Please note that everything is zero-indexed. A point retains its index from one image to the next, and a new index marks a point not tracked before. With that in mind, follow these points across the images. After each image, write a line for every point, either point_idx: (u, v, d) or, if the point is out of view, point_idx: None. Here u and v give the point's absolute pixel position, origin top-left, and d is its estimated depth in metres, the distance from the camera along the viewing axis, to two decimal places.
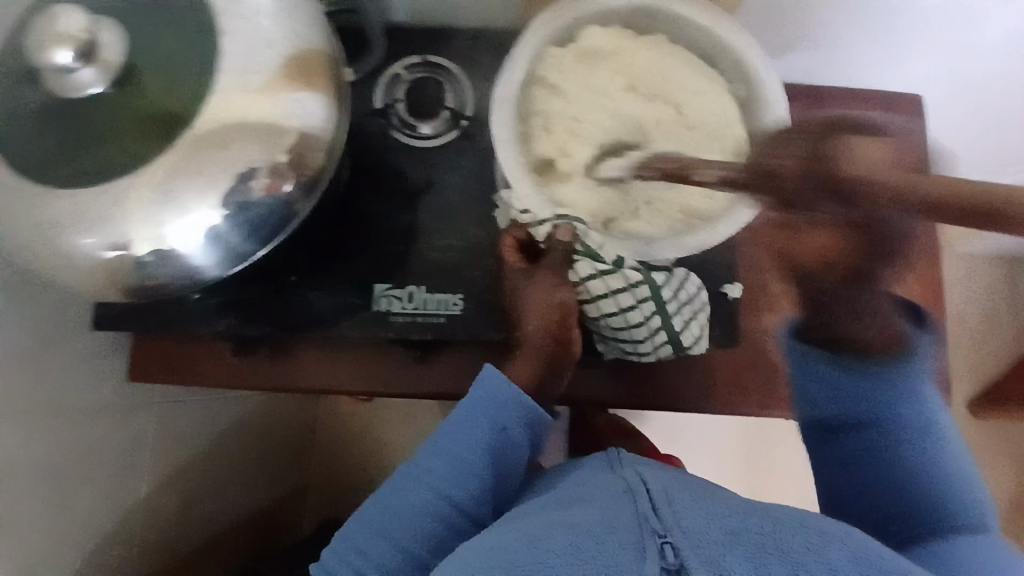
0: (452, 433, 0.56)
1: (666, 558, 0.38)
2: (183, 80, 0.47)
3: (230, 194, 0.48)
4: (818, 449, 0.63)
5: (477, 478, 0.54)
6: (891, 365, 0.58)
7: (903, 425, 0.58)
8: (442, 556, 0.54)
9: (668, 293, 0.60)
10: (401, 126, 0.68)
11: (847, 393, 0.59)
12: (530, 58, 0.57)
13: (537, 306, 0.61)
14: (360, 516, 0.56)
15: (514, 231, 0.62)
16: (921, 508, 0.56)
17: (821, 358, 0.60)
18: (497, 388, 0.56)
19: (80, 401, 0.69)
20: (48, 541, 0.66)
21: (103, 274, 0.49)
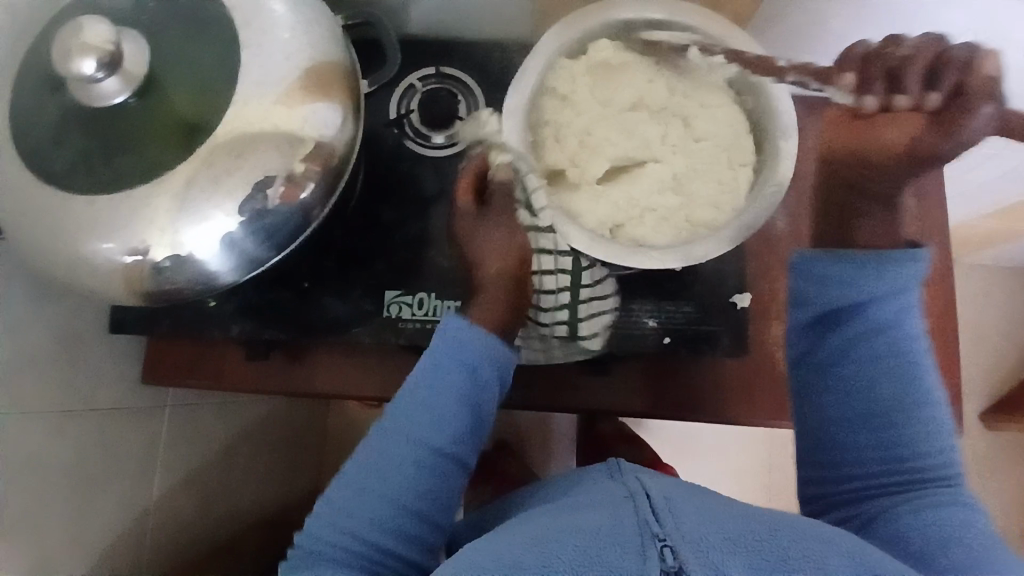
0: (423, 382, 0.57)
1: (666, 561, 0.39)
2: (203, 90, 0.49)
3: (247, 201, 0.49)
4: (806, 379, 0.61)
5: (455, 420, 0.57)
6: (886, 292, 0.57)
7: (896, 363, 0.58)
8: (438, 505, 0.57)
9: (585, 292, 0.64)
10: (414, 135, 0.69)
11: (830, 305, 0.59)
12: (540, 71, 0.58)
13: (493, 249, 0.63)
14: (339, 483, 0.56)
15: (471, 163, 0.62)
16: (897, 452, 0.56)
17: (837, 274, 0.57)
18: (464, 336, 0.58)
19: (97, 403, 0.70)
20: (65, 541, 0.66)
21: (123, 279, 0.50)
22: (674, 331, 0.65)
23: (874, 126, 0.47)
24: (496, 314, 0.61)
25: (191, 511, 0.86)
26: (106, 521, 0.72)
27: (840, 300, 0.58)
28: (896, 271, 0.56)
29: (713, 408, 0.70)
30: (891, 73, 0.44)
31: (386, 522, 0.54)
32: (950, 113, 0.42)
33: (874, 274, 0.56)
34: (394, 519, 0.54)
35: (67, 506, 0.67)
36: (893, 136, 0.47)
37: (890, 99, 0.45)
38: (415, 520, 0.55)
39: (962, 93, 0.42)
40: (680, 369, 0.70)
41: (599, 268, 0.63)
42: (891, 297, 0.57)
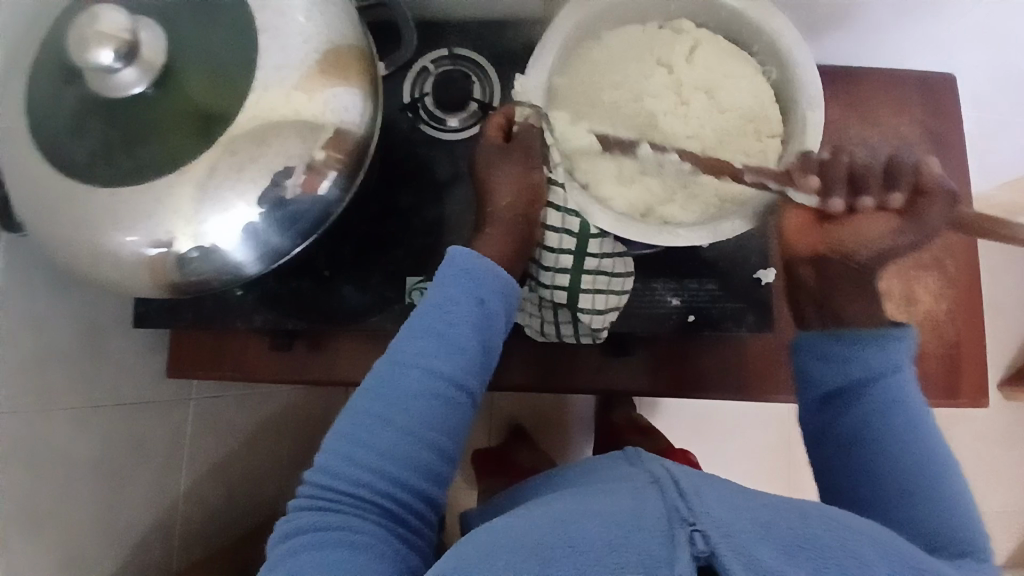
0: (431, 312, 0.51)
1: (696, 546, 0.39)
2: (222, 76, 0.48)
3: (267, 191, 0.49)
4: (822, 460, 0.55)
5: (465, 351, 0.50)
6: (890, 361, 0.53)
7: (907, 432, 0.51)
8: (447, 434, 0.49)
9: (592, 262, 0.59)
10: (429, 120, 0.68)
11: (842, 384, 0.53)
12: (560, 47, 0.57)
13: (507, 185, 0.57)
14: (348, 412, 0.49)
15: (501, 111, 0.57)
16: (927, 527, 0.47)
17: (840, 353, 0.54)
18: (472, 262, 0.52)
19: (122, 397, 0.71)
20: (95, 532, 0.67)
21: (146, 271, 0.50)
22: (697, 310, 0.65)
23: (849, 227, 0.51)
24: (506, 249, 0.56)
25: (216, 504, 0.86)
26: (134, 516, 0.72)
27: (842, 376, 0.53)
28: (889, 352, 0.53)
29: (738, 386, 0.70)
30: (851, 176, 0.49)
31: (400, 465, 0.48)
32: (917, 207, 0.48)
33: (872, 351, 0.53)
34: (408, 462, 0.48)
35: (95, 501, 0.67)
36: (872, 234, 0.50)
37: (856, 200, 0.49)
38: (430, 462, 0.49)
39: (921, 192, 0.48)
40: (704, 347, 0.70)
41: (609, 240, 0.59)
42: (893, 375, 0.52)
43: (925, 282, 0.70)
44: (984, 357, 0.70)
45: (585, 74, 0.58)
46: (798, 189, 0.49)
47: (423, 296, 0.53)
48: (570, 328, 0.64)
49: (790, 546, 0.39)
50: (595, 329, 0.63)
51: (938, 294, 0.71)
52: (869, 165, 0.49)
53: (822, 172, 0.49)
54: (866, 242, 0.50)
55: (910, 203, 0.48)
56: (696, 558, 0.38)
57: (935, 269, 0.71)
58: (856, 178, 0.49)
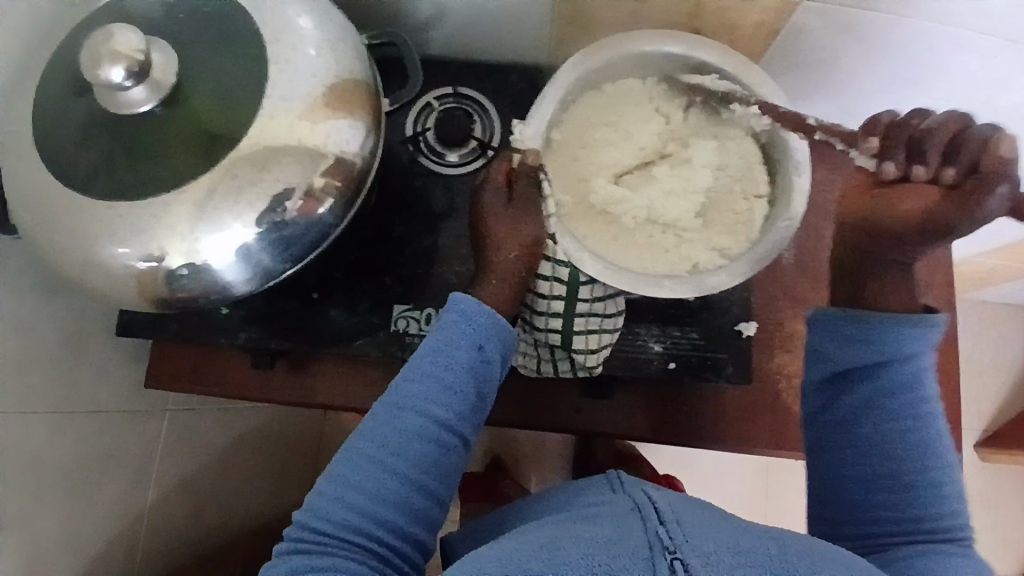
0: (431, 353, 0.51)
1: (675, 573, 0.39)
2: (228, 100, 0.49)
3: (266, 212, 0.49)
4: (813, 441, 0.56)
5: (461, 394, 0.51)
6: (916, 351, 0.52)
7: (893, 419, 0.52)
8: (439, 475, 0.50)
9: (583, 307, 0.60)
10: (428, 153, 0.70)
11: (848, 367, 0.54)
12: (560, 96, 0.58)
13: (505, 235, 0.56)
14: (343, 452, 0.50)
15: (504, 157, 0.57)
16: (912, 508, 0.50)
17: (854, 334, 0.52)
18: (472, 308, 0.52)
19: (98, 404, 0.71)
20: (60, 543, 0.66)
21: (135, 283, 0.51)
22: (678, 358, 0.66)
23: (890, 197, 0.47)
24: (507, 299, 0.56)
25: (183, 519, 0.85)
26: (99, 529, 0.71)
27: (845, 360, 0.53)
28: (914, 343, 0.51)
29: (714, 434, 0.70)
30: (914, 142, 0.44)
31: (389, 507, 0.47)
32: (965, 188, 0.42)
33: (897, 335, 0.51)
34: (399, 503, 0.48)
35: (62, 510, 0.66)
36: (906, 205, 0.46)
37: (909, 167, 0.45)
38: (420, 504, 0.49)
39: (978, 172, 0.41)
40: (683, 394, 0.71)
41: (600, 285, 0.60)
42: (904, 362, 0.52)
43: None
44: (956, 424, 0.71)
45: (581, 122, 0.60)
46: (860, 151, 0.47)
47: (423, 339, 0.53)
48: (566, 365, 0.65)
49: (766, 573, 0.39)
50: (590, 366, 0.64)
51: None
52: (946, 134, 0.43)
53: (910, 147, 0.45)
54: (906, 213, 0.46)
55: (966, 180, 0.42)
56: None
57: None
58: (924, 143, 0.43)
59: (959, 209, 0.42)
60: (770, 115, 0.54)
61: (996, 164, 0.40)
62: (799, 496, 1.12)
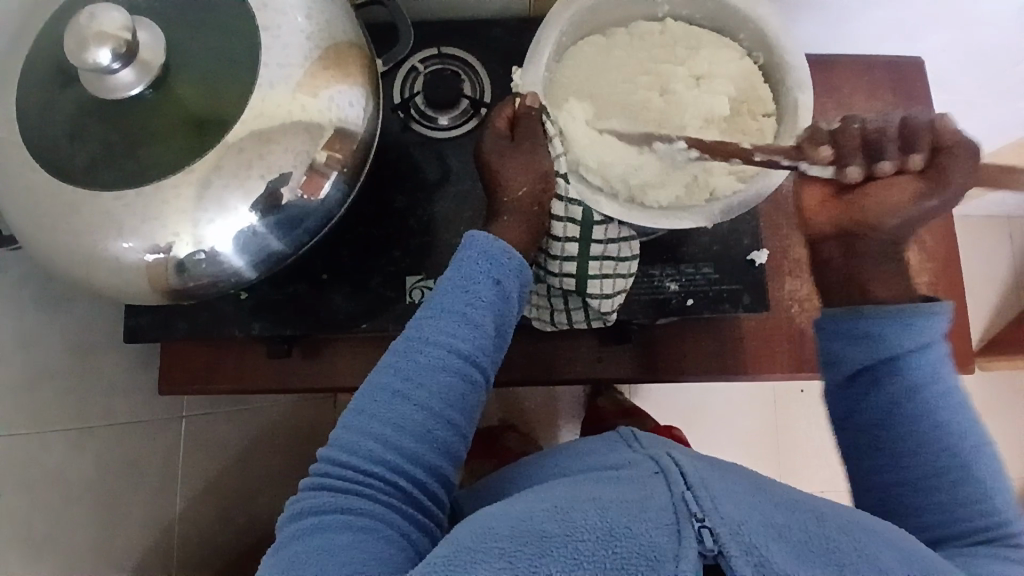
0: (450, 289, 0.51)
1: (704, 543, 0.39)
2: (221, 75, 0.47)
3: (263, 195, 0.48)
4: (846, 448, 0.51)
5: (483, 329, 0.50)
6: (931, 337, 0.48)
7: (925, 416, 0.47)
8: (462, 411, 0.49)
9: (597, 249, 0.59)
10: (420, 118, 0.68)
11: (866, 365, 0.49)
12: (556, 39, 0.57)
13: (514, 173, 0.54)
14: (366, 387, 0.49)
15: (504, 104, 0.56)
16: (968, 508, 0.46)
17: (866, 332, 0.49)
18: (488, 242, 0.52)
19: (115, 415, 0.69)
20: (95, 561, 0.65)
21: (145, 276, 0.49)
22: (695, 294, 0.66)
23: (870, 195, 0.48)
24: (522, 239, 0.54)
25: (211, 524, 0.84)
26: (132, 542, 0.70)
27: (863, 357, 0.49)
28: (923, 331, 0.48)
29: (735, 366, 0.72)
30: (867, 142, 0.47)
31: (416, 441, 0.47)
32: (939, 164, 0.46)
33: (907, 328, 0.48)
34: (425, 437, 0.47)
35: (92, 526, 0.65)
36: (896, 197, 0.47)
37: (873, 165, 0.47)
38: (447, 440, 0.48)
39: (941, 150, 0.46)
40: (699, 331, 0.72)
41: (613, 225, 0.59)
42: (923, 351, 0.48)
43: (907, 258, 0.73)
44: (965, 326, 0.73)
45: (578, 65, 0.59)
46: (810, 161, 0.48)
47: (442, 275, 0.52)
48: (580, 313, 0.64)
49: (799, 545, 0.40)
50: (605, 312, 0.63)
51: (919, 269, 0.74)
52: (885, 129, 0.47)
53: (866, 145, 0.47)
54: (892, 209, 0.47)
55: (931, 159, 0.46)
56: (703, 556, 0.39)
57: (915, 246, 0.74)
58: (878, 140, 0.47)
59: (938, 184, 0.46)
60: (697, 148, 0.54)
61: (952, 138, 0.46)
62: (812, 427, 1.15)
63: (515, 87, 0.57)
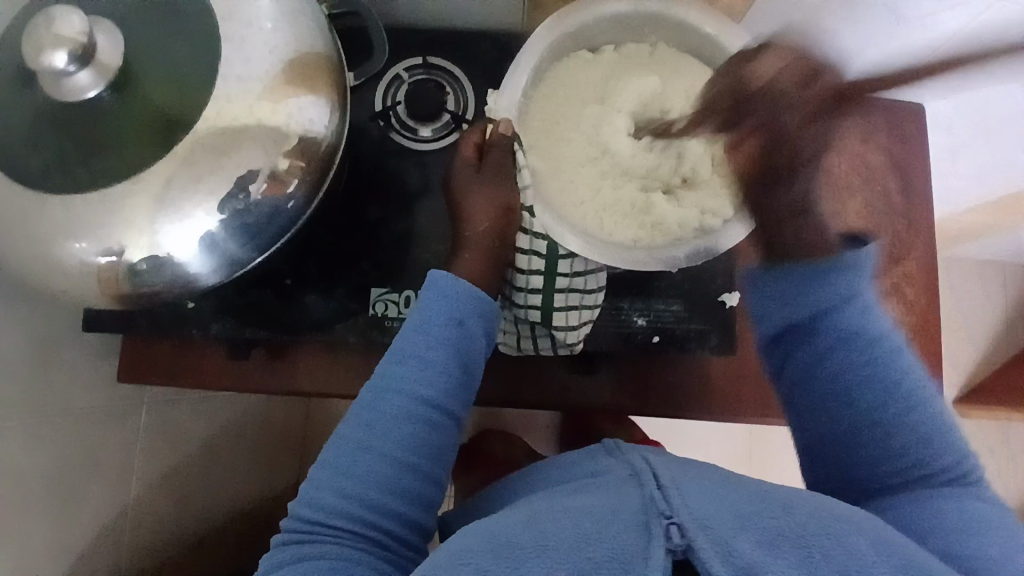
0: (412, 335, 0.52)
1: (672, 539, 0.37)
2: (182, 82, 0.46)
3: (227, 198, 0.47)
4: (787, 401, 0.57)
5: (444, 373, 0.52)
6: (849, 286, 0.55)
7: (865, 363, 0.53)
8: (426, 455, 0.50)
9: (563, 281, 0.60)
10: (400, 128, 0.67)
11: (801, 320, 0.56)
12: (533, 65, 0.55)
13: (475, 207, 0.56)
14: (332, 441, 0.50)
15: (472, 132, 0.57)
16: (901, 453, 0.51)
17: (799, 285, 0.56)
18: (449, 284, 0.53)
19: (74, 404, 0.68)
20: (45, 547, 0.64)
21: (96, 279, 0.48)
22: (663, 330, 0.65)
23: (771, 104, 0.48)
24: (484, 271, 0.56)
25: (169, 511, 0.83)
26: (85, 526, 0.70)
27: (797, 313, 0.56)
28: (845, 280, 0.55)
29: (701, 405, 0.71)
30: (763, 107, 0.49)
31: (381, 490, 0.48)
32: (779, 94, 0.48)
33: (822, 283, 0.55)
34: (391, 487, 0.48)
35: (45, 513, 0.64)
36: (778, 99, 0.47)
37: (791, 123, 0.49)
38: (415, 486, 0.49)
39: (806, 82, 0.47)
40: (666, 366, 0.71)
41: (580, 259, 0.60)
42: (847, 303, 0.55)
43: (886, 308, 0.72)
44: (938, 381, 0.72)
45: (556, 91, 0.58)
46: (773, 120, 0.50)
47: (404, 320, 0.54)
48: (547, 342, 0.63)
49: (769, 537, 0.38)
50: (572, 343, 0.62)
51: (897, 319, 0.72)
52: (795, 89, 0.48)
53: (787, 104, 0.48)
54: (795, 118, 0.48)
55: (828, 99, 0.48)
56: (672, 551, 0.37)
57: (895, 295, 0.72)
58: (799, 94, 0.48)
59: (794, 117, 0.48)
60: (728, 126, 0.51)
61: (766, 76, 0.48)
62: (784, 457, 1.15)
63: (490, 110, 0.57)
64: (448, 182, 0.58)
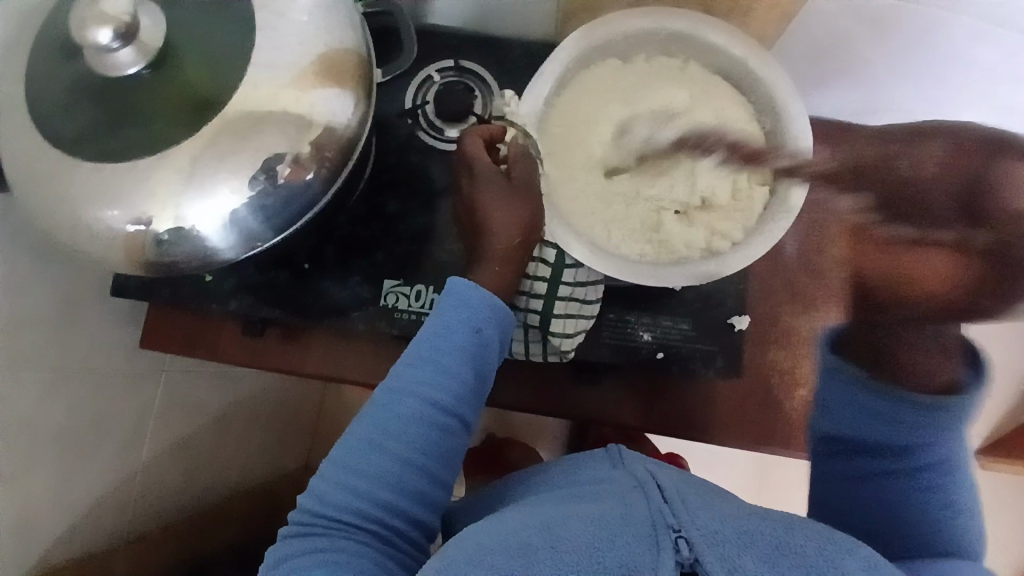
0: (430, 339, 0.52)
1: (680, 553, 0.37)
2: (216, 66, 0.49)
3: (251, 183, 0.49)
4: (821, 480, 0.59)
5: (457, 378, 0.52)
6: (949, 415, 0.56)
7: (925, 471, 0.54)
8: (435, 458, 0.51)
9: (565, 290, 0.61)
10: (427, 128, 0.69)
11: (870, 437, 0.57)
12: (555, 75, 0.56)
13: (495, 213, 0.55)
14: (345, 437, 0.51)
15: (483, 128, 0.56)
16: (936, 546, 0.51)
17: (882, 410, 0.57)
18: (469, 292, 0.53)
19: (96, 364, 0.72)
20: (52, 495, 0.68)
21: (123, 246, 0.51)
22: (667, 347, 0.65)
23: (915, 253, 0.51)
24: (501, 283, 0.56)
25: (177, 478, 0.86)
26: (91, 481, 0.72)
27: (873, 432, 0.56)
28: (959, 407, 0.56)
29: (703, 426, 0.70)
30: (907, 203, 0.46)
31: (390, 489, 0.49)
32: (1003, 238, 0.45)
33: (932, 417, 0.55)
34: (399, 486, 0.49)
35: (55, 465, 0.67)
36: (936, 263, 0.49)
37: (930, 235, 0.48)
38: (423, 486, 0.50)
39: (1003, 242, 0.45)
40: (670, 385, 0.70)
41: (584, 270, 0.61)
42: (944, 429, 0.55)
43: None
44: None
45: (578, 101, 0.59)
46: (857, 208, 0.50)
47: (424, 324, 0.54)
48: (539, 347, 0.64)
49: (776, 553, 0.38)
50: (563, 350, 0.63)
51: None
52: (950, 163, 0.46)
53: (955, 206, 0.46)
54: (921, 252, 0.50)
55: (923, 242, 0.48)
56: (679, 565, 0.37)
57: None
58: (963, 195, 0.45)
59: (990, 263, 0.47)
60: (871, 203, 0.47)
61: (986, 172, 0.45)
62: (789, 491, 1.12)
63: (510, 112, 0.58)
64: (464, 182, 0.56)
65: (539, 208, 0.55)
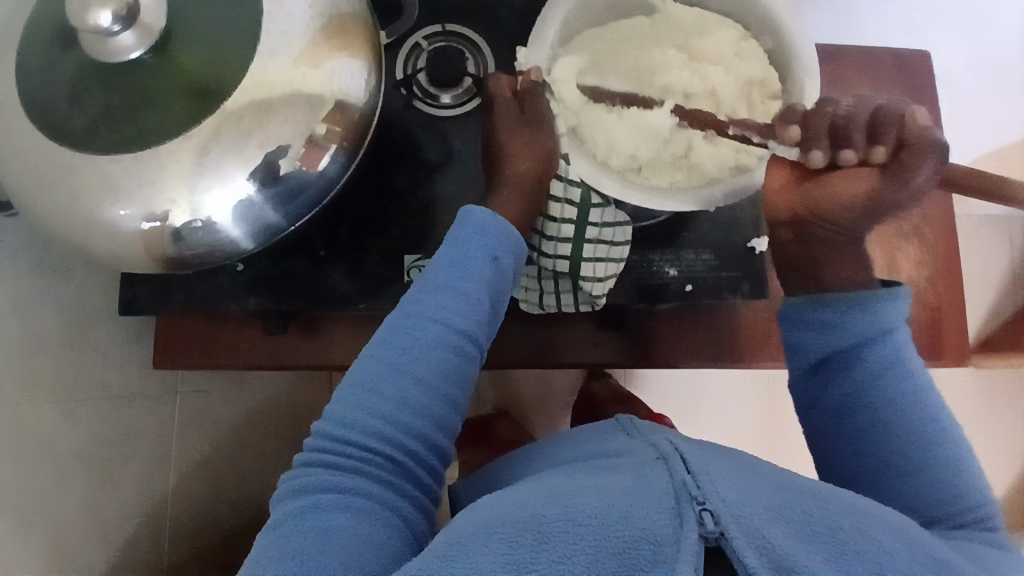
0: (449, 267, 0.52)
1: (704, 526, 0.36)
2: (222, 41, 0.47)
3: (261, 165, 0.47)
4: (814, 432, 0.54)
5: (480, 305, 0.52)
6: (886, 321, 0.52)
7: (908, 401, 0.50)
8: (456, 387, 0.50)
9: (593, 232, 0.60)
10: (423, 96, 0.68)
11: (829, 351, 0.53)
12: (560, 18, 0.56)
13: (512, 151, 0.58)
14: (359, 362, 0.49)
15: (504, 78, 0.60)
16: (936, 495, 0.47)
17: (820, 320, 0.54)
18: (486, 220, 0.54)
19: (108, 387, 0.68)
20: (86, 530, 0.64)
21: (140, 243, 0.49)
22: (694, 280, 0.66)
23: (826, 183, 0.50)
24: (519, 211, 0.57)
25: (204, 499, 0.83)
26: (122, 512, 0.69)
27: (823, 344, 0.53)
28: (886, 313, 0.52)
29: (731, 354, 0.72)
30: (835, 128, 0.49)
31: (414, 413, 0.48)
32: (901, 162, 0.47)
33: (860, 313, 0.52)
34: (425, 412, 0.48)
35: (82, 499, 0.64)
36: (848, 189, 0.49)
37: (837, 153, 0.49)
38: (446, 415, 0.49)
39: (903, 147, 0.47)
40: (695, 320, 0.71)
41: (611, 209, 0.60)
42: (882, 338, 0.52)
43: (907, 252, 0.73)
44: (961, 324, 0.73)
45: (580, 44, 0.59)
46: (781, 141, 0.51)
47: (436, 254, 0.54)
48: (570, 296, 0.65)
49: (801, 531, 0.37)
50: (595, 295, 0.63)
51: (918, 261, 0.74)
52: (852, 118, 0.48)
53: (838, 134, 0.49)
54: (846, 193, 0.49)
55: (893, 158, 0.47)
56: (704, 539, 0.35)
57: (915, 238, 0.74)
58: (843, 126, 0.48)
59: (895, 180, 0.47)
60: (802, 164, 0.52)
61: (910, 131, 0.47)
62: None
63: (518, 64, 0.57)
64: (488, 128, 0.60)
65: (554, 142, 0.58)
